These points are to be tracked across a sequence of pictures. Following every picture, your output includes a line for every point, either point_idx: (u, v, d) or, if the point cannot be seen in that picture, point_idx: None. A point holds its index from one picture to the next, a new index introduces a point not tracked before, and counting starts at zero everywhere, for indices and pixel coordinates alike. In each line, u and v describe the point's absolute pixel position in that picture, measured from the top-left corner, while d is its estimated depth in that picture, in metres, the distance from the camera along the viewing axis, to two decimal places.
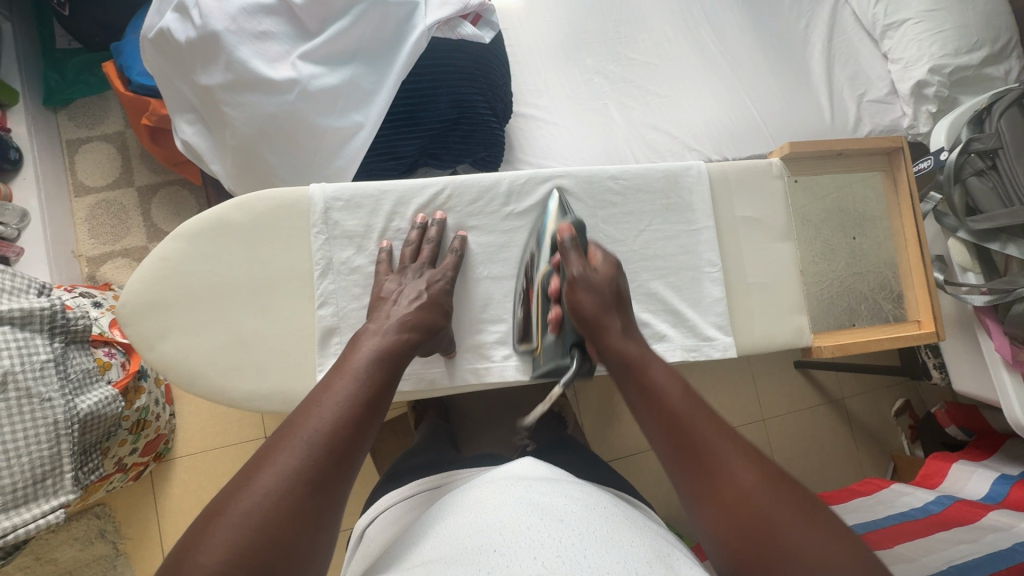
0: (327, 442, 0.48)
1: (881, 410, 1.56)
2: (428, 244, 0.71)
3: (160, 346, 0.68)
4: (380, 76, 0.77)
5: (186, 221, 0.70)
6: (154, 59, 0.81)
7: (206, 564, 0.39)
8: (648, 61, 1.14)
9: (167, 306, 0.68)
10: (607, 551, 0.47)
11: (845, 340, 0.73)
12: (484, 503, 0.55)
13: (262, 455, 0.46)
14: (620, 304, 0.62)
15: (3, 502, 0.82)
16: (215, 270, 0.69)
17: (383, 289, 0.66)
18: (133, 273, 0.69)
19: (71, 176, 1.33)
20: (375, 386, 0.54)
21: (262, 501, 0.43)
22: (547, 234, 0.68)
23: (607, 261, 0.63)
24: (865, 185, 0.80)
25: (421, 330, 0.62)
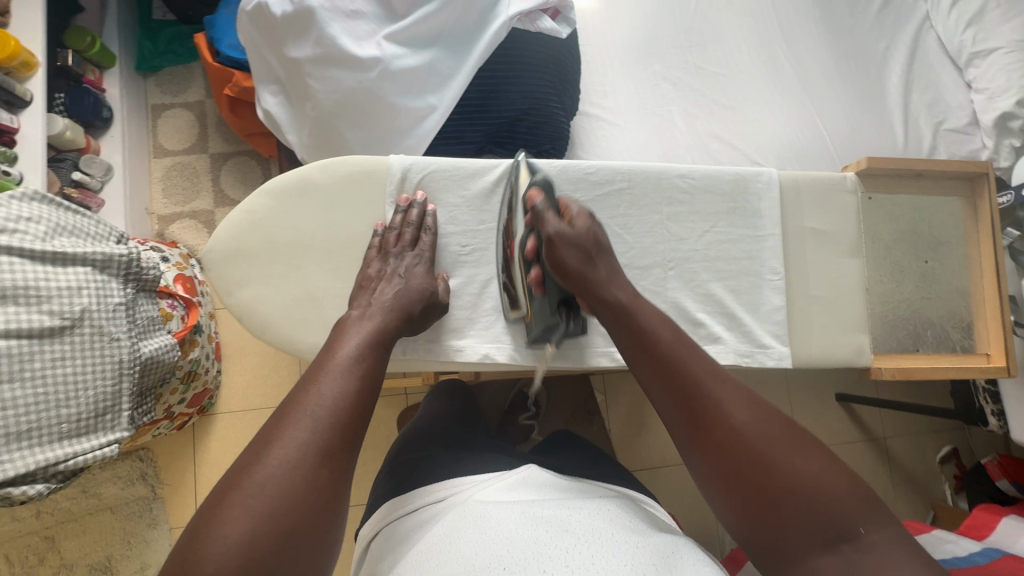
0: (330, 418, 0.51)
1: (922, 454, 1.49)
2: (410, 227, 0.71)
3: (238, 293, 0.72)
4: (458, 62, 0.79)
5: (276, 177, 0.74)
6: (248, 31, 0.86)
7: (229, 536, 0.43)
8: (716, 71, 1.13)
9: (241, 255, 0.73)
10: (613, 558, 0.51)
11: (910, 366, 0.71)
12: (489, 517, 0.58)
13: (267, 434, 0.49)
14: (602, 250, 0.64)
15: (68, 429, 0.86)
16: (295, 225, 0.73)
17: (368, 274, 0.68)
18: (221, 224, 0.74)
19: (152, 138, 1.42)
20: (371, 362, 0.57)
21: (277, 477, 0.46)
22: (518, 195, 0.69)
23: (580, 213, 0.64)
24: (944, 210, 0.77)
25: (407, 309, 0.64)
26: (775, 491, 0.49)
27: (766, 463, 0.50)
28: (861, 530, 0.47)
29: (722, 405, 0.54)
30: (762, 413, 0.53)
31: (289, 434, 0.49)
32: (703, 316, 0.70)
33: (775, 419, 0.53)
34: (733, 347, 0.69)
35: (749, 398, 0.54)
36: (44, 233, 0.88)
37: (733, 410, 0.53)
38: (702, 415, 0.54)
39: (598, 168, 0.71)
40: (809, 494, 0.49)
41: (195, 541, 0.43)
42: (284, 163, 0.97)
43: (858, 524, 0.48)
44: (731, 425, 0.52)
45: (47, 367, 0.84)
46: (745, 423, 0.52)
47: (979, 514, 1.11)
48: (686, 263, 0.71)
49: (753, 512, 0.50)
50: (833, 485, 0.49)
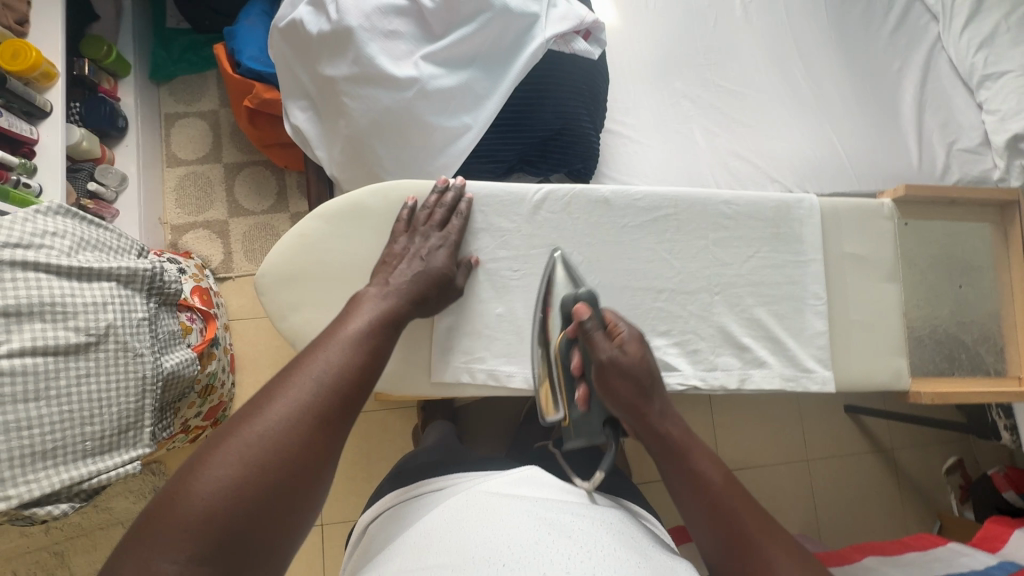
0: (333, 383, 0.50)
1: (929, 465, 1.51)
2: (440, 208, 0.72)
3: (291, 318, 0.74)
4: (494, 82, 0.80)
5: (328, 201, 0.74)
6: (279, 46, 0.86)
7: (218, 478, 0.43)
8: (734, 89, 1.14)
9: (294, 278, 0.74)
10: (611, 566, 0.50)
11: (945, 389, 0.72)
12: (492, 513, 0.57)
13: (270, 388, 0.49)
14: (654, 382, 0.62)
15: (91, 447, 0.85)
16: (347, 252, 0.74)
17: (394, 245, 0.69)
18: (274, 245, 0.75)
19: (165, 147, 1.40)
20: (380, 340, 0.57)
21: (273, 429, 0.46)
22: (557, 300, 0.71)
23: (632, 337, 0.63)
24: (973, 234, 0.79)
25: (418, 297, 0.65)
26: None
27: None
28: None
29: (772, 560, 0.52)
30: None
31: (293, 393, 0.48)
32: (749, 341, 0.72)
33: None
34: (779, 371, 0.72)
35: (799, 557, 0.52)
36: (69, 248, 0.86)
37: (784, 568, 0.51)
38: (751, 567, 0.52)
39: (643, 195, 0.74)
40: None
41: (181, 482, 0.43)
42: (311, 178, 0.96)
43: None
44: (770, 574, 0.51)
45: (71, 384, 0.82)
46: None
47: (992, 527, 1.12)
48: (731, 288, 0.73)
49: None
50: None
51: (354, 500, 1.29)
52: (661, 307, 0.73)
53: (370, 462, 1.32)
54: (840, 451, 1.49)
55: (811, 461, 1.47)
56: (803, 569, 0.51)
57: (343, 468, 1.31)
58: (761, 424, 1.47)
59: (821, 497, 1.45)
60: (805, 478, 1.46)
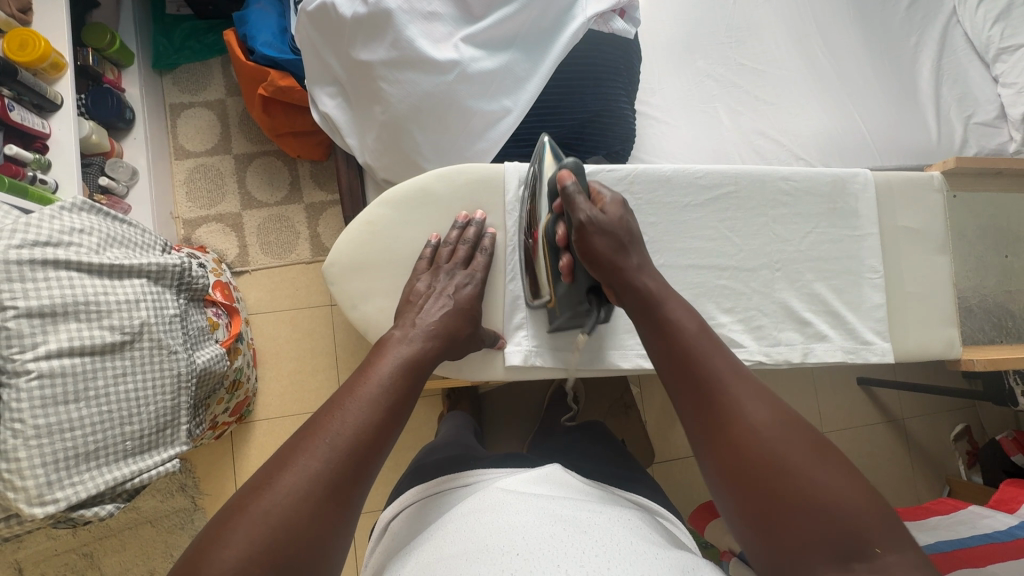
0: (350, 446, 0.49)
1: (939, 432, 1.56)
2: (464, 245, 0.73)
3: (362, 306, 0.75)
4: (534, 64, 0.79)
5: (393, 189, 0.75)
6: (306, 31, 0.83)
7: (225, 559, 0.41)
8: (755, 67, 1.14)
9: (365, 268, 0.75)
10: (629, 562, 0.50)
11: (993, 355, 0.74)
12: (511, 508, 0.58)
13: (287, 452, 0.48)
14: (633, 241, 0.64)
15: (131, 446, 0.83)
16: (417, 238, 0.75)
17: (416, 287, 0.69)
18: (340, 235, 0.76)
19: (172, 139, 1.37)
20: (401, 392, 0.55)
21: (284, 500, 0.44)
22: (545, 181, 0.67)
23: (612, 201, 0.65)
24: (1015, 204, 0.81)
25: (445, 337, 0.64)
26: (786, 498, 0.44)
27: (779, 462, 0.45)
28: (878, 548, 0.42)
29: (744, 404, 0.49)
30: (788, 419, 0.48)
31: (306, 460, 0.47)
32: (810, 316, 0.74)
33: (801, 428, 0.47)
34: (840, 345, 0.73)
35: (774, 402, 0.49)
36: (97, 245, 0.84)
37: (753, 407, 0.49)
38: (718, 408, 0.50)
39: (701, 173, 0.74)
40: (830, 505, 0.43)
41: (196, 557, 0.41)
42: (341, 167, 0.94)
43: (877, 542, 0.42)
44: (743, 416, 0.48)
45: (110, 383, 0.80)
46: (764, 424, 0.48)
47: (1009, 488, 1.16)
48: (792, 265, 0.74)
49: (756, 515, 0.45)
50: (850, 497, 0.43)
51: (385, 488, 1.29)
52: (725, 284, 0.73)
53: (400, 451, 1.32)
54: (856, 422, 1.53)
55: (828, 432, 1.51)
56: (776, 410, 0.49)
57: None
58: (779, 399, 1.51)
59: None
60: None
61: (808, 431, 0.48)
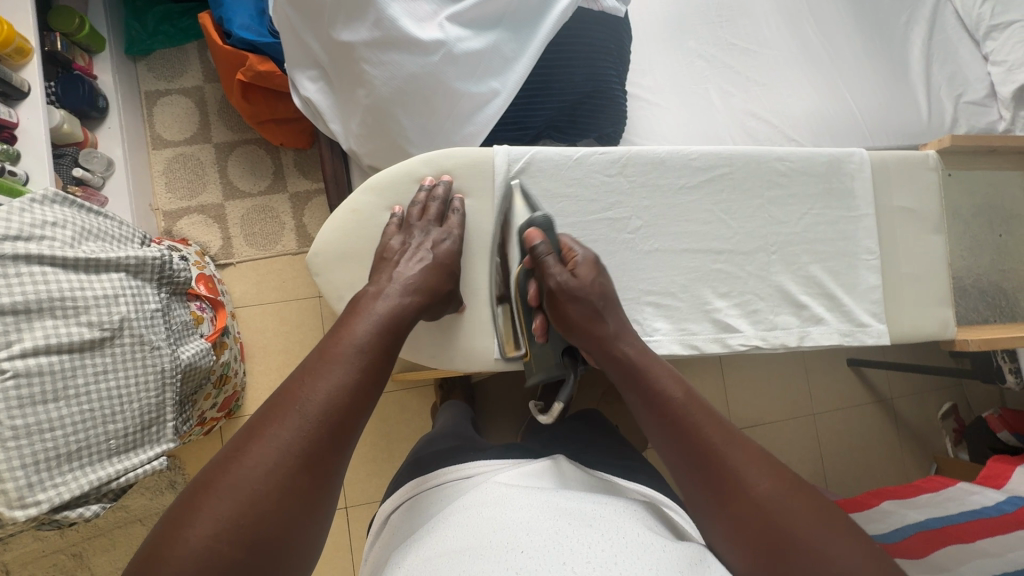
0: (321, 414, 0.47)
1: (927, 411, 1.58)
2: (435, 202, 0.69)
3: (349, 297, 0.73)
4: (522, 44, 0.76)
5: (378, 174, 0.72)
6: (284, 12, 0.80)
7: (193, 536, 0.41)
8: (747, 47, 1.12)
9: (352, 257, 0.73)
10: (637, 558, 0.49)
11: (987, 334, 0.74)
12: (513, 505, 0.57)
13: (255, 424, 0.47)
14: (608, 304, 0.64)
15: (115, 445, 0.81)
16: None
17: (388, 247, 0.65)
18: (325, 222, 0.74)
19: (149, 128, 1.32)
20: (375, 355, 0.53)
21: (251, 475, 0.44)
22: (516, 227, 0.71)
23: (585, 260, 0.65)
24: (1008, 182, 0.81)
25: (426, 294, 0.62)
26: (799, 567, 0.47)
27: (793, 543, 0.48)
28: None
29: (743, 474, 0.52)
30: (790, 486, 0.51)
31: (273, 432, 0.46)
32: (805, 299, 0.73)
33: (801, 493, 0.51)
34: (835, 327, 0.73)
35: (773, 467, 0.52)
36: (71, 239, 0.81)
37: (754, 482, 0.51)
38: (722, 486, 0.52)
39: (695, 154, 0.72)
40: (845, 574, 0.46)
41: (166, 531, 0.42)
42: (325, 154, 0.91)
43: None
44: (746, 487, 0.51)
45: (90, 381, 0.78)
46: (766, 495, 0.51)
47: (996, 465, 1.18)
48: (788, 247, 0.74)
49: None
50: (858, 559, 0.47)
51: (379, 480, 1.28)
52: (721, 268, 0.73)
53: (394, 442, 1.31)
54: (847, 403, 1.54)
55: (819, 414, 1.52)
56: (776, 477, 0.52)
57: (366, 449, 1.30)
58: (771, 381, 1.51)
59: (830, 447, 1.51)
60: (814, 431, 1.51)
61: (807, 491, 0.51)
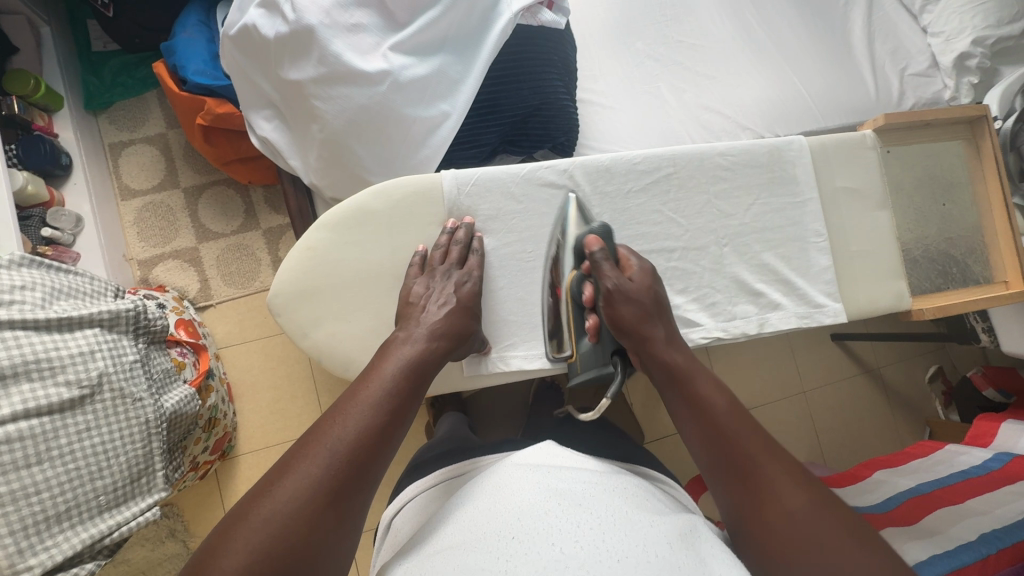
0: (349, 452, 0.50)
1: (914, 377, 1.61)
2: (457, 245, 0.71)
3: (313, 334, 0.73)
4: (466, 65, 0.78)
5: (328, 212, 0.73)
6: (232, 57, 0.82)
7: (226, 567, 0.42)
8: (694, 43, 1.15)
9: (312, 294, 0.73)
10: (626, 535, 0.51)
11: (942, 302, 0.76)
12: (506, 487, 0.58)
13: (287, 461, 0.49)
14: (660, 310, 0.63)
15: (107, 501, 0.81)
16: (359, 258, 0.73)
17: (412, 294, 0.67)
18: (281, 265, 0.73)
19: (116, 180, 1.33)
20: (401, 396, 0.56)
21: (282, 509, 0.45)
22: (571, 240, 0.70)
23: (641, 269, 0.65)
24: (948, 153, 0.83)
25: (451, 336, 0.64)
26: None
27: (812, 543, 0.47)
28: None
29: (774, 483, 0.51)
30: (819, 498, 0.50)
31: (304, 468, 0.48)
32: (761, 287, 0.75)
33: (832, 506, 0.50)
34: (793, 310, 0.75)
35: (803, 480, 0.51)
36: (42, 299, 0.81)
37: (787, 490, 0.50)
38: (754, 488, 0.52)
39: (639, 158, 0.75)
40: None
41: (200, 564, 0.44)
42: (289, 190, 0.93)
43: None
44: (775, 495, 0.50)
45: (73, 440, 0.77)
46: (795, 507, 0.49)
47: (982, 423, 1.20)
48: (738, 238, 0.76)
49: None
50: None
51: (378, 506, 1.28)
52: (676, 266, 0.74)
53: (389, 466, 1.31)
54: (834, 377, 1.56)
55: (808, 391, 1.54)
56: (805, 490, 0.51)
57: None
58: (757, 364, 1.53)
59: (822, 423, 1.53)
60: (804, 409, 1.53)
61: (837, 505, 0.50)
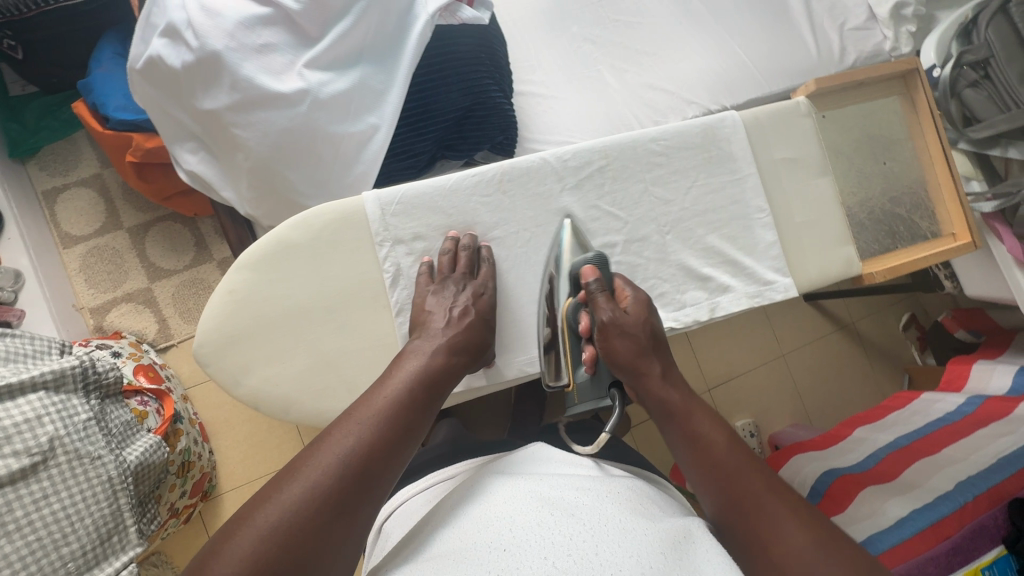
0: (357, 467, 0.48)
1: (890, 327, 1.62)
2: (463, 252, 0.70)
3: (247, 381, 0.69)
4: (389, 75, 0.76)
5: (247, 251, 0.70)
6: (144, 90, 0.77)
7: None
8: (630, 21, 1.13)
9: (241, 339, 0.69)
10: (620, 546, 0.46)
11: (896, 263, 0.77)
12: (501, 494, 0.54)
13: (291, 468, 0.46)
14: (655, 345, 0.64)
15: (74, 567, 0.76)
16: (287, 295, 0.70)
17: (425, 304, 0.66)
18: (203, 310, 0.70)
19: (55, 228, 1.27)
20: (413, 410, 0.54)
21: (284, 518, 0.43)
22: (568, 266, 0.70)
23: (636, 300, 0.65)
24: (886, 109, 0.84)
25: (470, 350, 0.63)
26: None
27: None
28: None
29: (773, 518, 0.49)
30: (821, 534, 0.48)
31: (312, 476, 0.46)
32: (709, 271, 0.75)
33: (840, 544, 0.47)
34: (742, 291, 0.74)
35: (806, 517, 0.49)
36: None
37: (786, 523, 0.49)
38: (751, 522, 0.50)
39: (572, 154, 0.73)
40: None
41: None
42: (226, 223, 0.89)
43: None
44: (775, 528, 0.49)
45: (31, 511, 0.73)
46: (796, 540, 0.48)
47: (954, 366, 1.21)
48: (681, 224, 0.75)
49: None
50: None
51: None
52: (620, 261, 0.74)
53: None
54: (811, 337, 1.57)
55: (788, 354, 1.55)
56: (807, 526, 0.48)
57: None
58: (733, 334, 1.53)
59: (804, 384, 1.54)
60: (785, 373, 1.54)
61: (846, 544, 0.47)
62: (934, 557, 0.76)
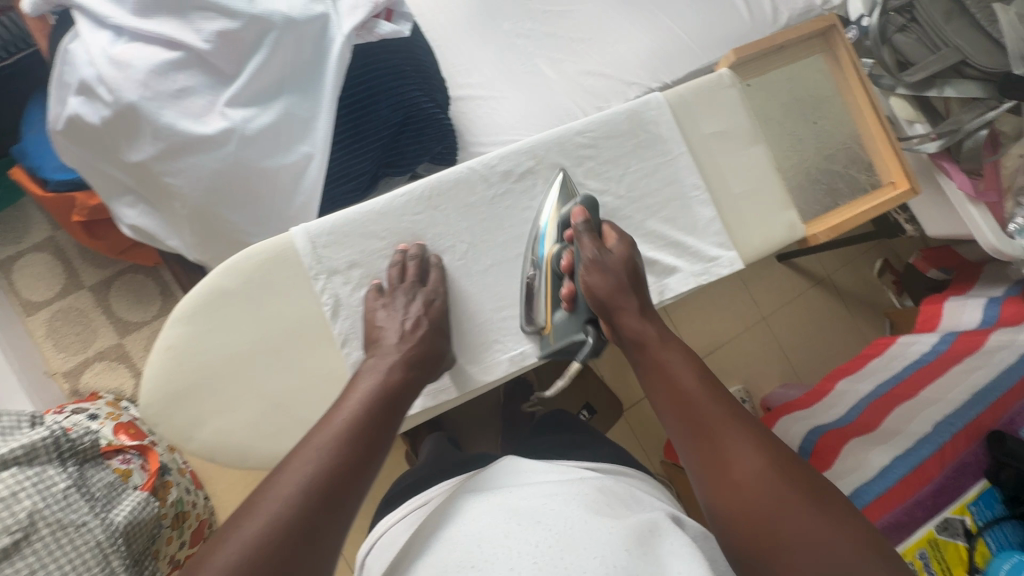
0: (317, 492, 0.47)
1: (863, 275, 1.64)
2: (411, 262, 0.70)
3: (199, 435, 0.69)
4: (314, 101, 0.75)
5: (179, 305, 0.69)
6: (70, 150, 0.76)
7: None
8: (562, 9, 1.12)
9: (184, 394, 0.69)
10: (586, 548, 0.47)
11: (835, 220, 0.78)
12: (469, 512, 0.54)
13: (248, 507, 0.46)
14: (635, 281, 0.64)
15: None
16: (224, 344, 0.69)
17: (376, 318, 0.66)
18: (144, 371, 0.69)
19: (16, 297, 1.25)
20: (372, 431, 0.54)
21: (242, 555, 0.43)
22: (556, 214, 0.70)
23: (619, 240, 0.65)
24: (811, 68, 0.84)
25: (425, 362, 0.63)
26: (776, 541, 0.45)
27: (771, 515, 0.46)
28: None
29: (734, 451, 0.50)
30: (781, 467, 0.48)
31: (268, 509, 0.45)
32: (654, 254, 0.75)
33: (799, 475, 0.48)
34: (689, 271, 0.75)
35: (768, 450, 0.49)
36: None
37: (747, 456, 0.49)
38: (714, 453, 0.50)
39: (503, 156, 0.74)
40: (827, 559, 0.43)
41: None
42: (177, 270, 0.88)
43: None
44: (736, 460, 0.49)
45: None
46: (754, 471, 0.48)
47: (928, 307, 1.20)
48: (620, 213, 0.75)
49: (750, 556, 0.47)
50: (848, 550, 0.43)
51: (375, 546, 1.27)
52: None
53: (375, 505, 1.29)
54: (788, 297, 1.58)
55: (767, 317, 1.56)
56: (767, 457, 0.49)
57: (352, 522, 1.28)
58: (709, 305, 1.54)
59: (786, 344, 1.55)
60: (767, 335, 1.55)
61: (804, 473, 0.48)
62: (919, 501, 0.82)
